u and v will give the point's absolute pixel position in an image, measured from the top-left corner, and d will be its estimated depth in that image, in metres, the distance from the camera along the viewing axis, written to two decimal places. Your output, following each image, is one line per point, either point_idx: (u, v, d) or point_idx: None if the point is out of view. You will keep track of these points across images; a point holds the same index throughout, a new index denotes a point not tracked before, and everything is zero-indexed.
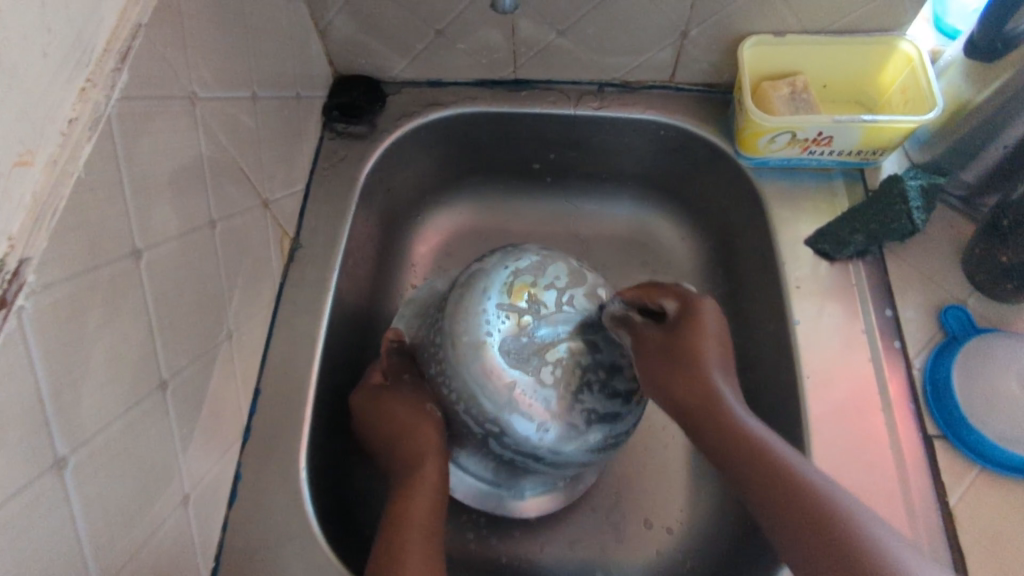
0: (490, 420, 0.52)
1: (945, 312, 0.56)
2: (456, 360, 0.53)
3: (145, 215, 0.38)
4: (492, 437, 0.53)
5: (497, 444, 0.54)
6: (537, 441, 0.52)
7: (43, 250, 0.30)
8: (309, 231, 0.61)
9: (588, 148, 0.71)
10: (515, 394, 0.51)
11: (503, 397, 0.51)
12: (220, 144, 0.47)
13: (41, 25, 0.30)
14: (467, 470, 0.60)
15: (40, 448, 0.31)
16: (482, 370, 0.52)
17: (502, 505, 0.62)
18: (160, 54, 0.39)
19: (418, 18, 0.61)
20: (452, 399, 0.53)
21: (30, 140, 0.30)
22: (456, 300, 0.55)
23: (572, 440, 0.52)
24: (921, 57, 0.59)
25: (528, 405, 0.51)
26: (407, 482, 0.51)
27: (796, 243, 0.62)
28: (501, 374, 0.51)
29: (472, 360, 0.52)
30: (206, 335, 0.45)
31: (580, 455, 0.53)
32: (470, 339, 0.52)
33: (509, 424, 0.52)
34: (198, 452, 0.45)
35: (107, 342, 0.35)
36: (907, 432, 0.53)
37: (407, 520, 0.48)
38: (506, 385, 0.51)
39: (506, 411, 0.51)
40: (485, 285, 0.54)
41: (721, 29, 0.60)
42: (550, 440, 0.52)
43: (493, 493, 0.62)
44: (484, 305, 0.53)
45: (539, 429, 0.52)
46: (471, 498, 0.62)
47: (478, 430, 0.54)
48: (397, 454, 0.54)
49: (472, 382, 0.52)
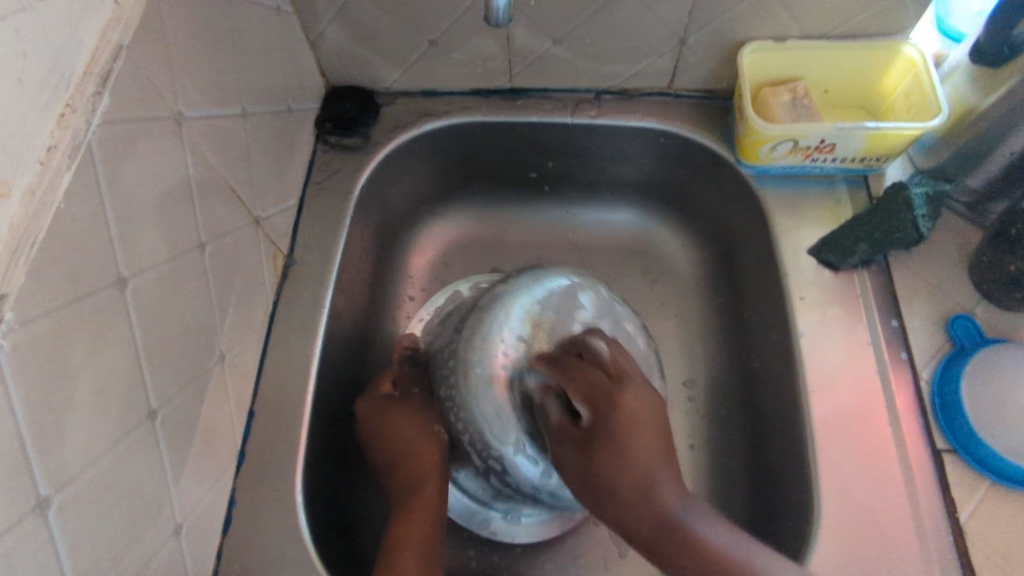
0: (492, 455, 0.52)
1: (953, 321, 0.55)
2: (466, 389, 0.52)
3: (129, 241, 0.37)
4: (494, 474, 0.53)
5: (497, 480, 0.54)
6: (538, 484, 0.52)
7: (21, 285, 0.29)
8: (303, 247, 0.60)
9: (586, 157, 0.70)
10: (523, 434, 0.51)
11: (511, 436, 0.51)
12: (209, 163, 0.46)
13: (15, 52, 0.29)
14: (464, 488, 0.60)
15: (22, 490, 0.30)
16: (491, 405, 0.51)
17: (500, 530, 0.61)
18: (143, 76, 0.38)
19: (411, 29, 0.59)
20: (458, 429, 0.53)
21: (5, 171, 0.29)
22: (472, 323, 0.55)
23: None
24: (926, 61, 0.58)
25: (533, 448, 0.51)
26: (405, 505, 0.50)
27: (799, 253, 0.60)
28: (511, 411, 0.51)
29: (484, 393, 0.52)
30: (197, 360, 0.44)
31: (577, 500, 0.53)
32: (484, 371, 0.52)
33: (511, 464, 0.51)
34: (190, 480, 0.43)
35: (92, 375, 0.34)
36: (916, 449, 0.51)
37: (404, 548, 0.47)
38: (516, 423, 0.51)
39: (510, 449, 0.51)
40: (506, 312, 0.54)
41: (721, 35, 0.59)
42: (551, 484, 0.52)
43: (487, 515, 0.61)
44: (503, 335, 0.53)
45: (542, 473, 0.51)
46: (466, 518, 0.61)
47: (479, 464, 0.53)
48: (400, 473, 0.52)
49: (479, 415, 0.51)
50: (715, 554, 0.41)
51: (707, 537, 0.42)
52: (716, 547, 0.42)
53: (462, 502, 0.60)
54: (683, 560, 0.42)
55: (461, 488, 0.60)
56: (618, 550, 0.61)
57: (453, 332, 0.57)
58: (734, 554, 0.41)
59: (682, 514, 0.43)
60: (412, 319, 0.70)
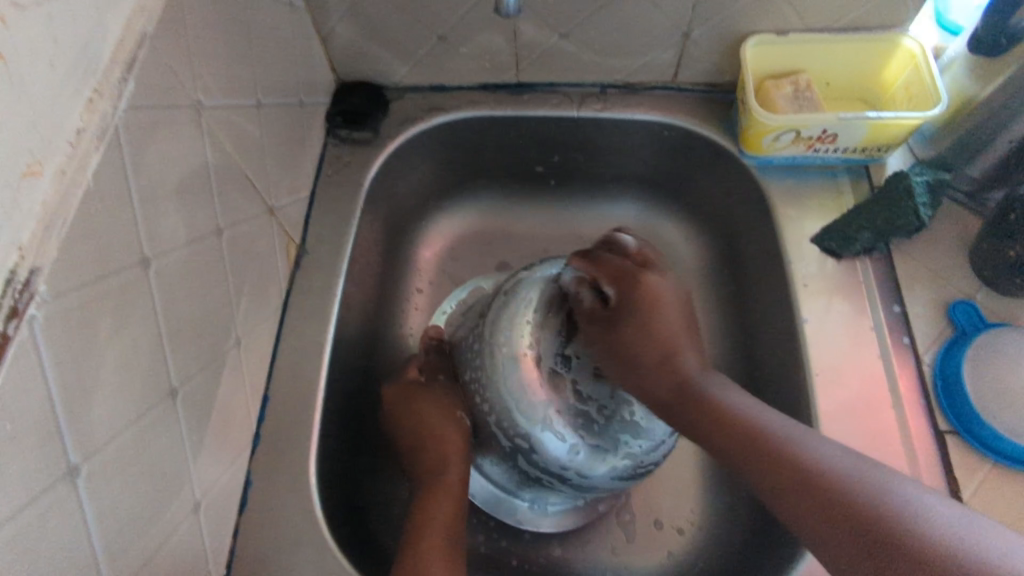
0: (521, 434, 0.51)
1: (954, 307, 0.55)
2: (493, 367, 0.53)
3: (153, 223, 0.38)
4: (523, 454, 0.53)
5: (524, 459, 0.53)
6: (567, 462, 0.51)
7: (53, 260, 0.31)
8: (314, 237, 0.61)
9: (592, 149, 0.71)
10: (550, 411, 0.51)
11: (538, 412, 0.51)
12: (226, 152, 0.48)
13: (48, 36, 0.30)
14: (488, 476, 0.60)
15: (54, 457, 0.31)
16: (518, 382, 0.52)
17: (525, 518, 0.62)
18: (165, 64, 0.40)
19: (420, 23, 0.61)
20: (485, 409, 0.54)
21: (38, 150, 0.30)
22: (499, 306, 0.55)
23: (602, 462, 0.51)
24: (925, 53, 0.59)
25: (562, 423, 0.50)
26: (431, 485, 0.53)
27: (801, 240, 0.61)
28: (538, 388, 0.51)
29: (511, 373, 0.52)
30: (215, 342, 0.46)
31: (608, 480, 0.52)
32: (508, 349, 0.53)
33: (539, 442, 0.51)
34: (208, 460, 0.45)
35: (117, 352, 0.35)
36: (917, 426, 0.52)
37: (430, 523, 0.50)
38: (542, 398, 0.51)
39: (539, 427, 0.51)
40: (531, 293, 0.55)
41: (724, 28, 0.60)
42: (579, 462, 0.51)
43: (510, 502, 0.62)
44: (529, 315, 0.53)
45: (570, 450, 0.51)
46: (492, 507, 0.62)
47: (507, 443, 0.53)
48: (426, 458, 0.55)
49: (506, 391, 0.52)
50: (762, 429, 0.43)
51: (769, 432, 0.43)
52: (770, 430, 0.43)
53: (487, 491, 0.62)
54: (749, 454, 0.43)
55: (484, 476, 0.61)
56: (625, 536, 0.62)
57: (478, 318, 0.58)
58: (771, 428, 0.43)
59: (706, 384, 0.48)
60: (421, 310, 0.71)
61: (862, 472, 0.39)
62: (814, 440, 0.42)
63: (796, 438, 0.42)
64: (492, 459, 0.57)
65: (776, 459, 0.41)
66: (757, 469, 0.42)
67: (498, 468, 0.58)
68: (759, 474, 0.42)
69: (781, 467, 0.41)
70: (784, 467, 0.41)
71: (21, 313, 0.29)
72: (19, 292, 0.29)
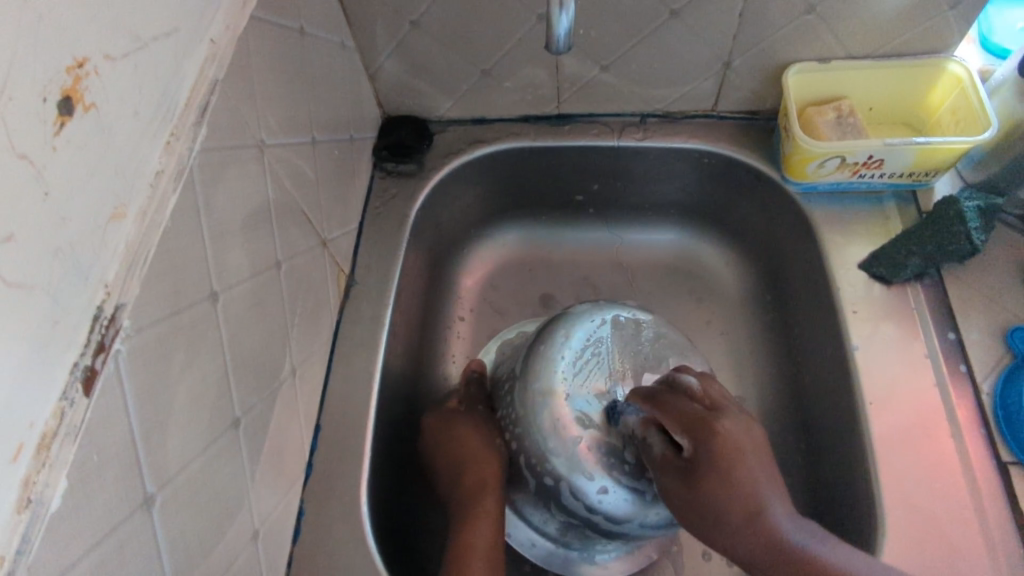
0: (556, 474, 0.52)
1: (1011, 333, 0.54)
2: (524, 406, 0.54)
3: (221, 259, 0.40)
4: (550, 495, 0.53)
5: (558, 506, 0.54)
6: (594, 504, 0.51)
7: (135, 296, 0.32)
8: (363, 267, 0.63)
9: (631, 178, 0.72)
10: (581, 450, 0.51)
11: (569, 452, 0.51)
12: (285, 187, 0.50)
13: (134, 88, 0.32)
14: (532, 524, 0.60)
15: (133, 486, 0.32)
16: (550, 420, 0.52)
17: (570, 566, 0.61)
18: (234, 106, 0.42)
19: (465, 59, 0.62)
20: (514, 448, 0.55)
21: (122, 193, 0.32)
22: (533, 346, 0.56)
23: (634, 508, 0.51)
24: (972, 77, 0.59)
25: (592, 464, 0.51)
26: (470, 508, 0.53)
27: (849, 268, 0.61)
28: (569, 426, 0.52)
29: (542, 406, 0.53)
30: (272, 374, 0.47)
31: (639, 528, 0.52)
32: (541, 386, 0.54)
33: (569, 480, 0.51)
34: (266, 488, 0.45)
35: (189, 383, 0.37)
36: (979, 457, 0.51)
37: (469, 548, 0.50)
38: (574, 438, 0.51)
39: (570, 466, 0.51)
40: (565, 333, 0.55)
41: (765, 57, 0.61)
42: (608, 505, 0.51)
43: (552, 549, 0.61)
44: (563, 352, 0.54)
45: (599, 492, 0.50)
46: (543, 557, 0.61)
47: (535, 481, 0.53)
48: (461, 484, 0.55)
49: (536, 429, 0.53)
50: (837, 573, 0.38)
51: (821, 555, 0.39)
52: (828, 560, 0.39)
53: (532, 543, 0.61)
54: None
55: (528, 523, 0.60)
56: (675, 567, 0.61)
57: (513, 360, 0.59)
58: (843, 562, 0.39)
59: (807, 544, 0.40)
60: (463, 338, 0.72)
61: (885, 574, 0.38)
62: (819, 542, 0.40)
63: (848, 560, 0.39)
64: (529, 501, 0.57)
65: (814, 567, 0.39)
66: None
67: (540, 515, 0.58)
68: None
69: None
70: (815, 574, 0.39)
71: (108, 347, 0.30)
72: (106, 327, 0.30)
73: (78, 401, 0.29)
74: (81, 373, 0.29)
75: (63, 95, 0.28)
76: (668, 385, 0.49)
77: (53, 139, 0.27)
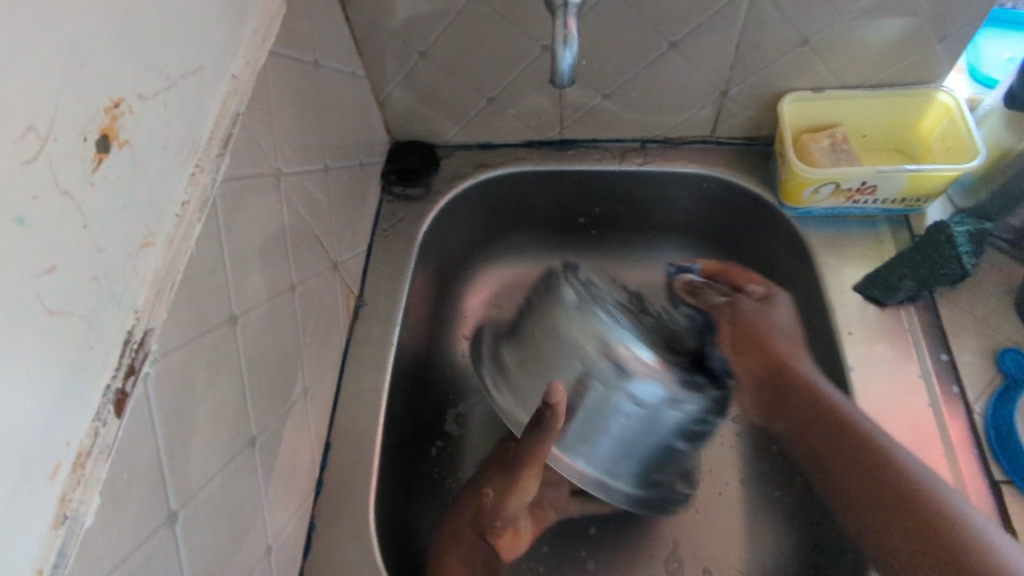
0: (628, 396, 0.55)
1: (1002, 354, 0.56)
2: (575, 353, 0.56)
3: (240, 284, 0.42)
4: (635, 417, 0.56)
5: (634, 409, 0.56)
6: (674, 401, 0.56)
7: (162, 320, 0.34)
8: (372, 289, 0.65)
9: (632, 201, 0.74)
10: (647, 365, 0.55)
11: (641, 372, 0.54)
12: (300, 212, 0.51)
13: (163, 123, 0.34)
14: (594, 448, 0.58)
15: (157, 504, 0.34)
16: (609, 352, 0.55)
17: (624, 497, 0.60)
18: (254, 139, 0.44)
19: (472, 88, 0.65)
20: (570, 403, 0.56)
21: (151, 223, 0.34)
22: (537, 307, 0.60)
23: (697, 398, 0.57)
24: (960, 106, 0.61)
25: (663, 375, 0.55)
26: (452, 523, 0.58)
27: (844, 290, 0.62)
28: (626, 354, 0.55)
29: (591, 341, 0.56)
30: (286, 394, 0.48)
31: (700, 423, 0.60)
32: (583, 330, 0.57)
33: (645, 394, 0.55)
34: (279, 503, 0.47)
35: (210, 403, 0.38)
36: (971, 475, 0.52)
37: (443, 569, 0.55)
38: (636, 361, 0.55)
39: (643, 377, 0.54)
40: (562, 287, 0.60)
41: (761, 87, 0.63)
42: (681, 398, 0.56)
43: (610, 478, 0.59)
44: (573, 301, 0.59)
45: (671, 398, 0.56)
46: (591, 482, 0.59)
47: (620, 411, 0.56)
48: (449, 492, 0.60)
49: (604, 362, 0.55)
50: (904, 489, 0.48)
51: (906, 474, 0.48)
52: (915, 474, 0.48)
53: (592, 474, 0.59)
54: (890, 512, 0.48)
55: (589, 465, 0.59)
56: None
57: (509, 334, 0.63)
58: (905, 474, 0.48)
59: (881, 453, 0.50)
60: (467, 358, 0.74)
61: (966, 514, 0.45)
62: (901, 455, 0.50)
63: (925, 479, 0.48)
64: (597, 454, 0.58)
65: (911, 504, 0.47)
66: (897, 537, 0.47)
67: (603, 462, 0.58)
68: (879, 519, 0.48)
69: (878, 488, 0.49)
70: (884, 495, 0.48)
71: (137, 370, 0.32)
72: (135, 351, 0.32)
73: (110, 421, 0.30)
74: (112, 396, 0.31)
75: (101, 134, 0.30)
76: (732, 289, 0.66)
77: (91, 174, 0.29)
